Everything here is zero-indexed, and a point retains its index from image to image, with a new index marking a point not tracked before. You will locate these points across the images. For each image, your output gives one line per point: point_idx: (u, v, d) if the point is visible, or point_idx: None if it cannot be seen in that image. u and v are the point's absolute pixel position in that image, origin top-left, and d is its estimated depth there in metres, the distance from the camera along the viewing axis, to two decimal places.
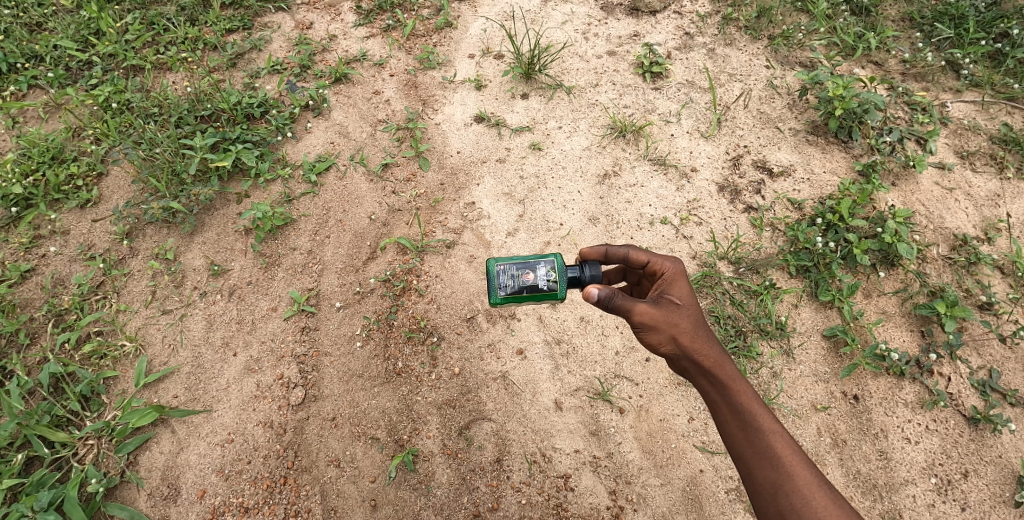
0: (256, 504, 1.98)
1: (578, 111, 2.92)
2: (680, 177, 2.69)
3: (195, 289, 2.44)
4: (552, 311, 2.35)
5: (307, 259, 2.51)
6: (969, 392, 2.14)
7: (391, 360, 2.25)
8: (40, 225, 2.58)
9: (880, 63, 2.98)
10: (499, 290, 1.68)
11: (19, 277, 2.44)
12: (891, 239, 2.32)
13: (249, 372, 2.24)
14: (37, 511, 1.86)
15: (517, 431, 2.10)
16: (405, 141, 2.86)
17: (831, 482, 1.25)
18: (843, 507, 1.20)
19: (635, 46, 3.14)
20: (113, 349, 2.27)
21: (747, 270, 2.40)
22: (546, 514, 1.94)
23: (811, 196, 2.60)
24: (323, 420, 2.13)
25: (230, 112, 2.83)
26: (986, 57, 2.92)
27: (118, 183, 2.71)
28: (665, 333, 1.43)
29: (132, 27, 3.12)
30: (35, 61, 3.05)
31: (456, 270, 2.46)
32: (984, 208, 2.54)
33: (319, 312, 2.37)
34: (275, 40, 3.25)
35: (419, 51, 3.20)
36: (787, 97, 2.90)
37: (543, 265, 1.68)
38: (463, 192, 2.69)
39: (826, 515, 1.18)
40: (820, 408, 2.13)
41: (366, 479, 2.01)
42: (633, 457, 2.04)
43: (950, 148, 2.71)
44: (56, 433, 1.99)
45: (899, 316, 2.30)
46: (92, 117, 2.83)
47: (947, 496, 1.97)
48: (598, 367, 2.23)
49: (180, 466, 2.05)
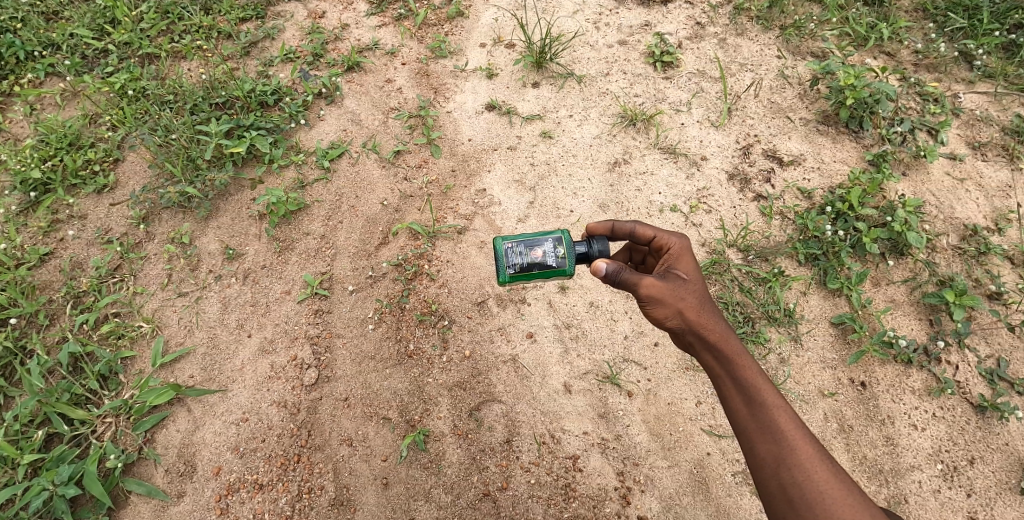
0: (271, 481, 2.02)
1: (589, 100, 2.94)
2: (690, 165, 2.70)
3: (210, 272, 2.48)
4: (562, 296, 2.38)
5: (321, 243, 2.55)
6: (977, 381, 2.15)
7: (403, 342, 2.29)
8: (58, 210, 2.63)
9: (892, 54, 2.97)
10: (508, 268, 1.70)
11: (39, 260, 2.48)
12: (901, 228, 2.32)
13: (264, 353, 2.28)
14: (58, 485, 1.91)
15: (527, 413, 2.13)
16: (417, 128, 2.89)
17: (833, 457, 1.26)
18: (843, 481, 1.21)
19: (646, 36, 3.14)
20: (130, 329, 2.31)
21: (755, 258, 2.42)
22: (555, 495, 1.97)
23: (821, 186, 2.61)
24: (336, 400, 2.17)
25: (244, 99, 2.86)
26: (1000, 49, 2.91)
27: (134, 168, 2.76)
28: (671, 307, 1.46)
29: (148, 16, 3.16)
30: (52, 49, 3.08)
31: (467, 255, 2.49)
32: (995, 199, 2.54)
33: (332, 295, 2.41)
34: (288, 29, 3.27)
35: (431, 40, 3.22)
36: (798, 87, 2.90)
37: (550, 241, 1.70)
38: (474, 178, 2.72)
39: (827, 489, 1.19)
40: (827, 394, 2.15)
41: (378, 458, 2.04)
42: (641, 440, 2.07)
43: (962, 139, 2.71)
44: (75, 410, 2.05)
45: (908, 305, 2.31)
46: (109, 104, 2.87)
47: (953, 482, 1.99)
48: (607, 351, 2.25)
49: (196, 444, 2.09)
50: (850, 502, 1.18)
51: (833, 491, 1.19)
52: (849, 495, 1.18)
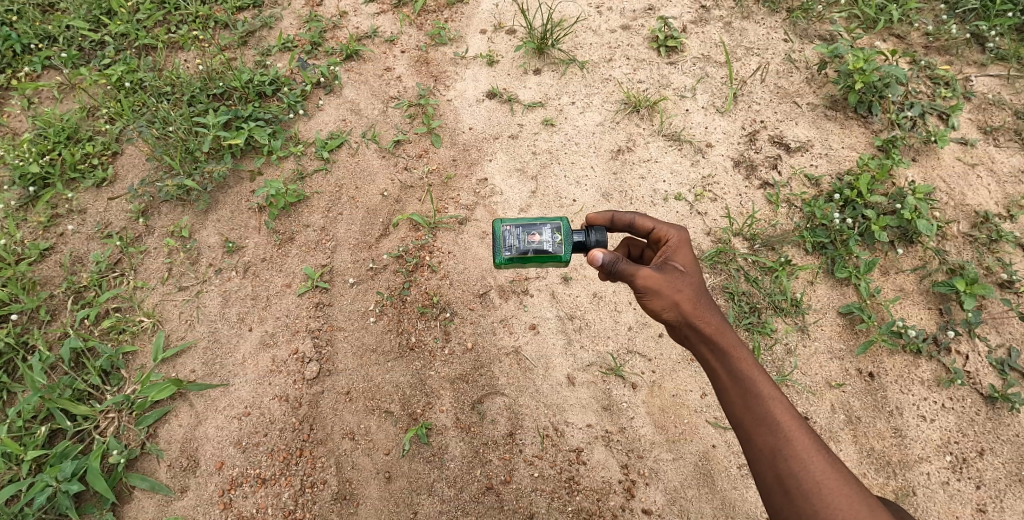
0: (273, 475, 2.01)
1: (592, 87, 2.88)
2: (694, 152, 2.65)
3: (210, 265, 2.46)
4: (565, 287, 2.35)
5: (321, 236, 2.52)
6: (987, 371, 2.12)
7: (405, 334, 2.27)
8: (57, 204, 2.60)
9: (902, 36, 2.90)
10: (505, 251, 1.67)
11: (39, 255, 2.47)
12: (911, 215, 2.28)
13: (265, 347, 2.26)
14: (61, 481, 1.91)
15: (529, 406, 2.11)
16: (418, 117, 2.84)
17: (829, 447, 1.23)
18: (839, 470, 1.18)
19: (650, 20, 3.07)
20: (132, 324, 2.30)
21: (762, 247, 2.38)
22: (558, 488, 1.96)
23: (829, 172, 2.56)
24: (338, 394, 2.16)
25: (243, 90, 2.83)
26: (1013, 30, 2.83)
27: (132, 162, 2.73)
28: (668, 298, 1.43)
29: (144, 7, 3.11)
30: (49, 41, 3.04)
31: (469, 246, 2.47)
32: (1007, 185, 2.48)
33: (333, 288, 2.39)
34: (286, 17, 3.21)
35: (431, 27, 3.16)
36: (805, 71, 2.84)
37: (549, 226, 1.67)
38: (475, 168, 2.68)
39: (824, 480, 1.16)
40: (834, 385, 2.12)
41: (380, 452, 2.03)
42: (646, 432, 2.05)
43: (973, 123, 2.65)
44: (78, 406, 2.04)
45: (918, 294, 2.27)
46: (106, 96, 2.84)
47: (962, 474, 1.96)
48: (610, 342, 2.23)
49: (199, 439, 2.08)
50: (845, 491, 1.14)
51: (830, 481, 1.15)
52: (846, 486, 1.15)
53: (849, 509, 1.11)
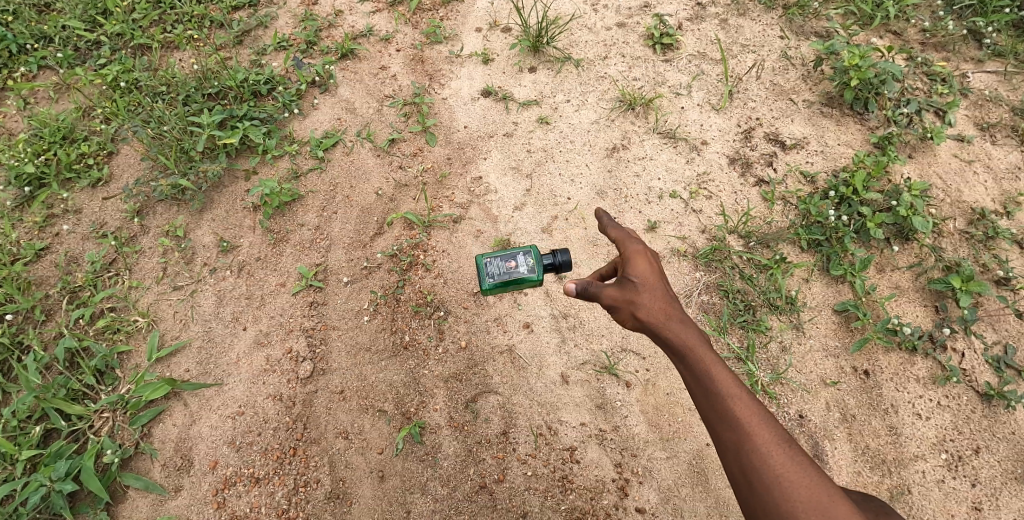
0: (267, 474, 2.01)
1: (587, 84, 2.87)
2: (689, 150, 2.64)
3: (205, 265, 2.46)
4: (559, 285, 2.34)
5: (316, 235, 2.52)
6: (983, 368, 2.11)
7: (398, 333, 2.26)
8: (53, 204, 2.60)
9: (899, 32, 2.88)
10: (488, 280, 1.74)
11: (34, 255, 2.47)
12: (907, 213, 2.26)
13: (259, 346, 2.26)
14: (55, 481, 1.91)
15: (523, 404, 2.11)
16: (412, 116, 2.84)
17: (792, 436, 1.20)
18: (801, 460, 1.16)
19: (645, 18, 3.06)
20: (126, 324, 2.30)
21: (757, 245, 2.38)
22: (552, 487, 1.96)
23: (825, 169, 2.55)
24: (331, 393, 2.15)
25: (237, 89, 2.83)
26: (1010, 26, 2.81)
27: (127, 161, 2.72)
28: (628, 307, 1.43)
29: (140, 7, 3.11)
30: (44, 41, 3.04)
31: (463, 245, 2.46)
32: (1004, 182, 2.47)
33: (327, 287, 2.39)
34: (281, 16, 3.21)
35: (426, 25, 3.15)
36: (801, 68, 2.83)
37: (523, 254, 1.75)
38: (470, 166, 2.68)
39: (785, 473, 1.14)
40: (829, 383, 2.11)
41: (373, 451, 2.03)
42: (640, 430, 2.04)
43: (970, 120, 2.64)
44: (72, 405, 2.04)
45: (914, 291, 2.26)
46: (102, 97, 2.84)
47: (958, 472, 1.96)
48: (605, 341, 2.22)
49: (193, 438, 2.08)
50: (806, 483, 1.13)
51: (790, 474, 1.14)
52: (807, 477, 1.14)
53: (810, 500, 1.11)
